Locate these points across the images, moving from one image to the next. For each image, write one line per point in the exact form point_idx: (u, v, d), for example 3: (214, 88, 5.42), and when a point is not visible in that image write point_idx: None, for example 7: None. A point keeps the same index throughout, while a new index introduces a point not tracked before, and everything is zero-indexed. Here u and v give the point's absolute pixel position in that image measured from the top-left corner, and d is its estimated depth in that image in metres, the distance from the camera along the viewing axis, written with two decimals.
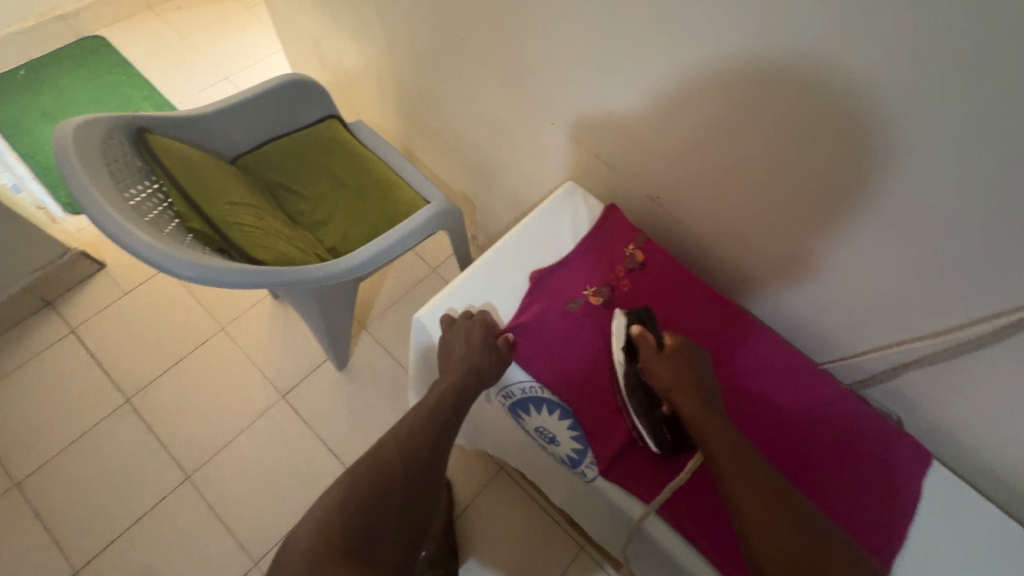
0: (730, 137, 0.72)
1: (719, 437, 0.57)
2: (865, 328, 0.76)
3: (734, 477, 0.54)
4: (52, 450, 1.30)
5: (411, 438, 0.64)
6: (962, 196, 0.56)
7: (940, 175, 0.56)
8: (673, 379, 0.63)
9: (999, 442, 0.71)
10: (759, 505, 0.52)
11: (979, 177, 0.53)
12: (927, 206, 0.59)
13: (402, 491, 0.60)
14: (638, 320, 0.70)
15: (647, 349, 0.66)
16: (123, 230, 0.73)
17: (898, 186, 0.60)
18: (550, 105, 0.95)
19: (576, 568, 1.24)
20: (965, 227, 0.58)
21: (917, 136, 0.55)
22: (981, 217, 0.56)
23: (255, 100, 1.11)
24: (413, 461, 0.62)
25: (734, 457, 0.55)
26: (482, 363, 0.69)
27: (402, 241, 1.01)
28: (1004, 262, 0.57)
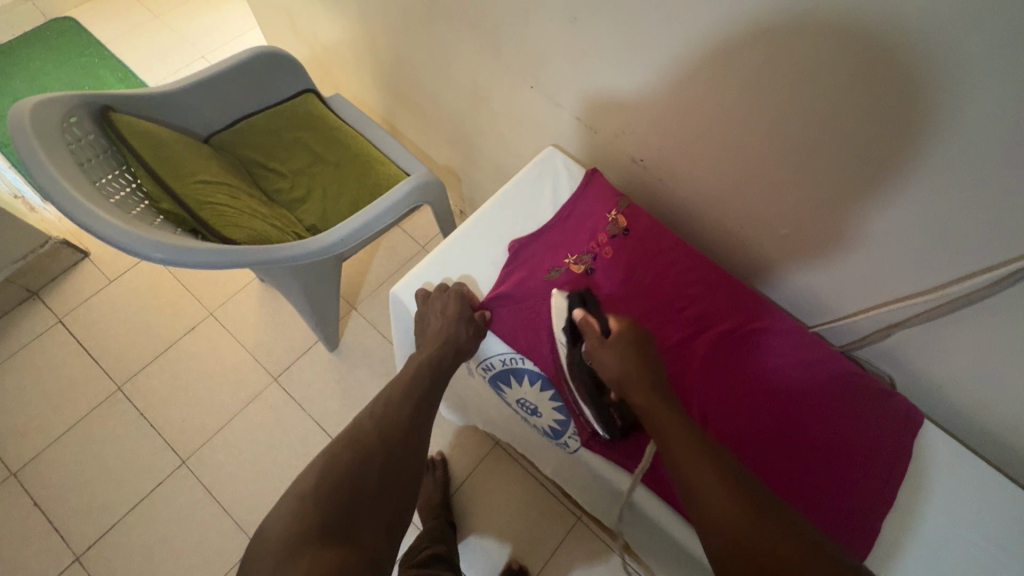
0: (716, 89, 0.68)
1: (669, 429, 0.55)
2: (856, 289, 0.74)
3: (690, 468, 0.52)
4: (46, 439, 1.30)
5: (388, 416, 0.63)
6: (961, 141, 0.53)
7: (939, 115, 0.53)
8: (623, 366, 0.59)
9: (988, 397, 0.70)
10: (714, 493, 0.50)
11: (980, 117, 0.50)
12: (926, 151, 0.56)
13: (380, 469, 0.58)
14: (580, 303, 0.66)
15: (591, 337, 0.63)
16: (86, 212, 0.71)
17: (893, 132, 0.57)
18: (528, 67, 0.91)
19: (572, 537, 1.25)
20: (964, 174, 0.55)
21: (917, 74, 0.51)
22: (982, 162, 0.53)
23: (226, 75, 1.07)
24: (391, 438, 0.61)
25: (685, 447, 0.53)
26: (460, 333, 0.69)
27: (382, 216, 0.97)
28: (1004, 206, 0.54)
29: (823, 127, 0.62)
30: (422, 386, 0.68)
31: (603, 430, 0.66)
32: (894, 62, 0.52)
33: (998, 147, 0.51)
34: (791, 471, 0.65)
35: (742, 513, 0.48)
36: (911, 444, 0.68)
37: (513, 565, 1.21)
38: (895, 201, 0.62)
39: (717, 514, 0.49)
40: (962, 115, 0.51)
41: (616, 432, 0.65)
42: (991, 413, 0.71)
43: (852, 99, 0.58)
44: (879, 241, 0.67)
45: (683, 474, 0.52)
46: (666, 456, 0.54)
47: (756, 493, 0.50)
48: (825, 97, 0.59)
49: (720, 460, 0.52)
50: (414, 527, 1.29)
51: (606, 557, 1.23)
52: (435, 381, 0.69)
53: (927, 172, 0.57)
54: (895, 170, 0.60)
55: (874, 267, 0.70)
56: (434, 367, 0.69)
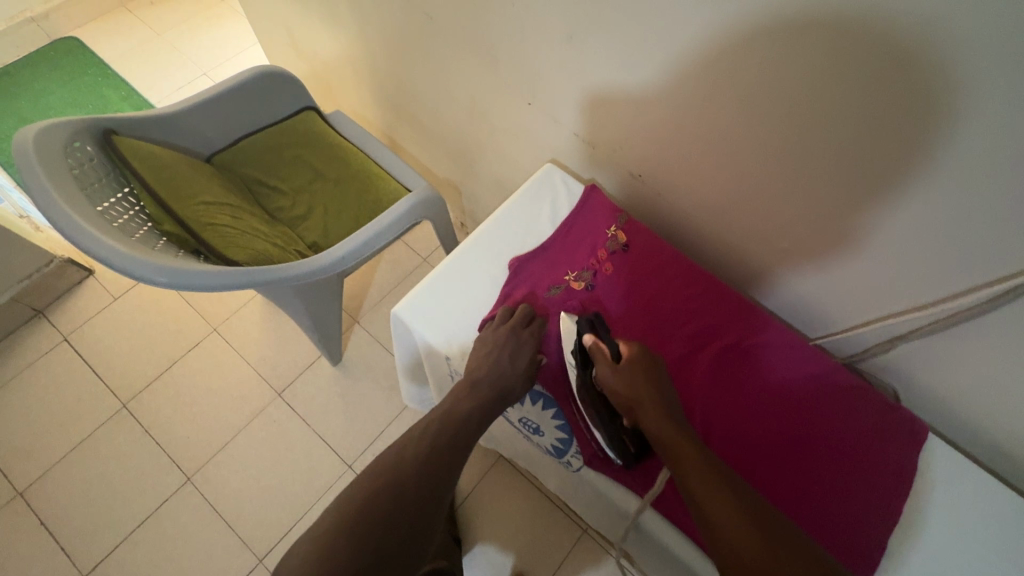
0: (717, 106, 0.69)
1: (682, 455, 0.54)
2: (857, 301, 0.74)
3: (704, 495, 0.51)
4: (52, 458, 1.30)
5: (425, 460, 0.60)
6: (965, 155, 0.53)
7: (942, 129, 0.53)
8: (631, 391, 0.60)
9: (995, 410, 0.69)
10: (727, 519, 0.49)
11: (983, 132, 0.50)
12: (929, 166, 0.56)
13: (411, 518, 0.56)
14: (589, 327, 0.67)
15: (602, 362, 0.63)
16: (90, 238, 0.72)
17: (896, 147, 0.57)
18: (526, 84, 0.91)
19: (578, 551, 1.25)
20: (968, 188, 0.55)
21: (918, 88, 0.52)
22: (987, 177, 0.53)
23: (227, 95, 1.08)
24: (426, 485, 0.58)
25: (697, 474, 0.52)
26: (508, 381, 0.66)
27: (382, 233, 0.98)
28: (1006, 217, 0.54)
29: (823, 142, 0.62)
30: (457, 429, 0.63)
31: (618, 458, 0.65)
32: (895, 79, 0.52)
33: (1002, 162, 0.51)
34: (796, 488, 0.64)
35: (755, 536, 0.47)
36: (918, 459, 0.68)
37: None
38: (898, 215, 0.62)
39: (733, 544, 0.47)
40: (967, 129, 0.51)
41: (631, 460, 0.64)
42: (997, 426, 0.71)
43: (854, 114, 0.58)
44: (882, 255, 0.67)
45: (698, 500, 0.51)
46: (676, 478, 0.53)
47: (772, 521, 0.49)
48: (826, 113, 0.60)
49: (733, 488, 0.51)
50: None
51: (610, 570, 1.23)
52: (472, 428, 0.64)
53: (931, 186, 0.57)
54: (897, 184, 0.60)
55: (876, 279, 0.70)
56: (480, 414, 0.64)
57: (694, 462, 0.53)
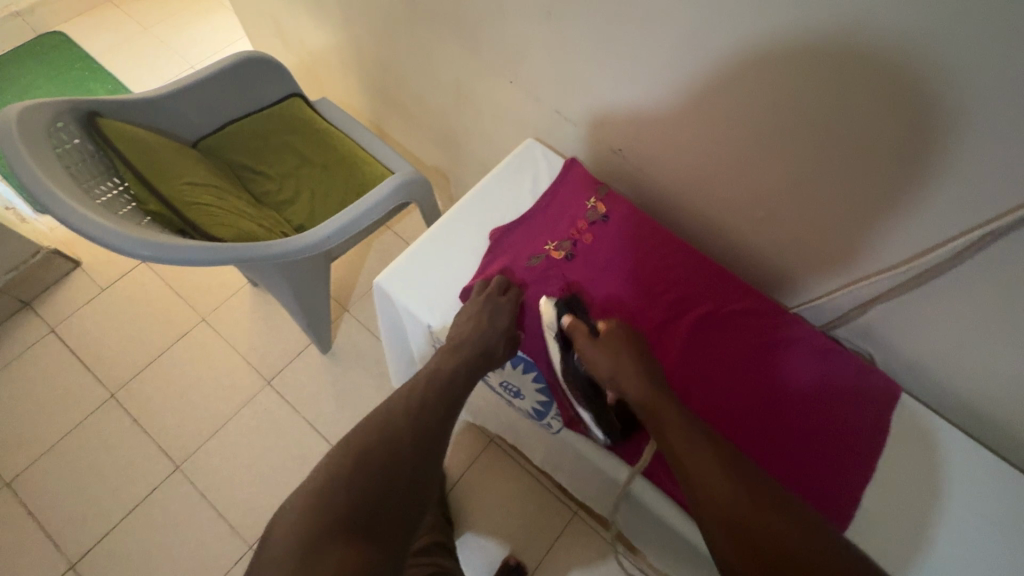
0: (689, 74, 0.70)
1: (666, 422, 0.56)
2: (831, 266, 0.75)
3: (683, 455, 0.54)
4: (40, 448, 1.30)
5: (414, 423, 0.62)
6: (920, 113, 0.54)
7: (899, 89, 0.54)
8: (613, 365, 0.62)
9: (965, 370, 0.71)
10: (716, 481, 0.51)
11: (936, 88, 0.51)
12: (888, 126, 0.57)
13: (406, 481, 0.58)
14: (566, 309, 0.69)
15: (581, 338, 0.65)
16: (72, 212, 0.72)
17: (858, 109, 0.58)
18: (507, 63, 0.93)
19: (568, 532, 1.26)
20: (926, 147, 0.56)
21: (876, 49, 0.53)
22: (942, 135, 0.54)
23: (212, 80, 1.09)
24: (418, 447, 0.60)
25: (684, 441, 0.55)
26: (488, 343, 0.68)
27: (368, 214, 0.98)
28: (965, 175, 0.55)
29: (789, 109, 0.64)
30: (442, 388, 0.66)
31: (603, 436, 0.66)
32: (855, 38, 0.53)
33: (955, 119, 0.52)
34: (769, 448, 0.66)
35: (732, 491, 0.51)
36: (889, 417, 0.69)
37: (510, 561, 1.21)
38: (861, 178, 0.63)
39: (720, 504, 0.50)
40: (923, 87, 0.52)
41: (618, 438, 0.66)
42: (967, 386, 0.72)
43: (815, 78, 0.59)
44: (849, 219, 0.68)
45: (678, 460, 0.54)
46: (660, 444, 0.56)
47: (753, 481, 0.51)
48: (789, 78, 0.61)
49: (717, 451, 0.54)
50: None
51: (602, 551, 1.23)
52: (455, 387, 0.66)
53: (891, 148, 0.58)
54: (860, 148, 0.61)
55: (847, 244, 0.71)
56: (460, 373, 0.67)
57: (678, 431, 0.55)
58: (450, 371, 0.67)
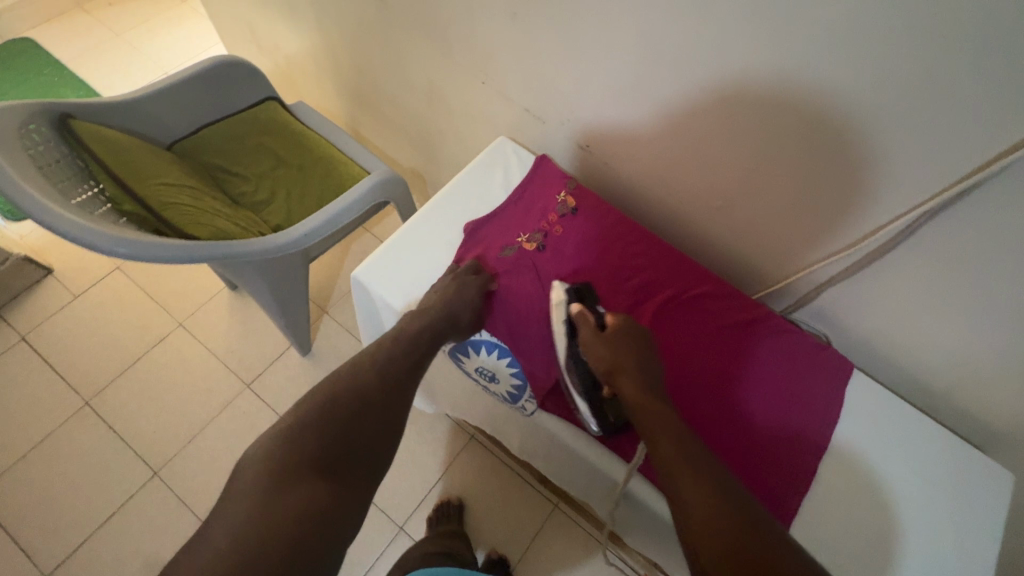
0: (650, 70, 0.74)
1: (655, 422, 0.56)
2: (785, 253, 0.80)
3: (670, 460, 0.53)
4: (11, 458, 1.27)
5: (382, 382, 0.64)
6: (853, 101, 0.59)
7: (839, 80, 0.58)
8: (610, 355, 0.63)
9: (913, 346, 0.76)
10: (695, 482, 0.50)
11: (865, 79, 0.56)
12: (833, 114, 0.61)
13: (368, 424, 0.61)
14: (577, 297, 0.71)
15: (587, 329, 0.67)
16: (47, 212, 0.73)
17: (805, 99, 0.62)
18: (479, 64, 0.96)
19: (550, 525, 1.28)
20: (865, 134, 0.60)
21: (815, 43, 0.57)
22: (874, 121, 0.59)
23: (186, 83, 1.09)
24: (379, 402, 0.63)
25: (671, 445, 0.54)
26: (456, 311, 0.70)
27: (344, 213, 1.00)
28: (905, 158, 0.59)
29: (739, 102, 0.68)
30: (406, 349, 0.68)
31: (597, 428, 0.67)
32: (791, 35, 0.58)
33: (884, 107, 0.57)
34: (731, 427, 0.69)
35: (713, 503, 0.48)
36: (844, 393, 0.73)
37: (493, 555, 1.23)
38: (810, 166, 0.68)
39: (698, 511, 0.48)
40: (855, 76, 0.57)
41: (613, 430, 0.67)
42: (915, 361, 0.77)
43: (760, 72, 0.63)
44: (799, 206, 0.73)
45: (663, 464, 0.53)
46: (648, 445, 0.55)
47: (737, 494, 0.50)
48: (738, 72, 0.65)
49: (703, 459, 0.53)
50: (409, 536, 1.27)
51: (583, 543, 1.26)
52: (422, 351, 0.68)
53: (833, 136, 0.63)
54: (809, 136, 0.65)
55: (801, 231, 0.75)
56: (428, 336, 0.68)
57: (666, 433, 0.55)
58: (417, 334, 0.68)
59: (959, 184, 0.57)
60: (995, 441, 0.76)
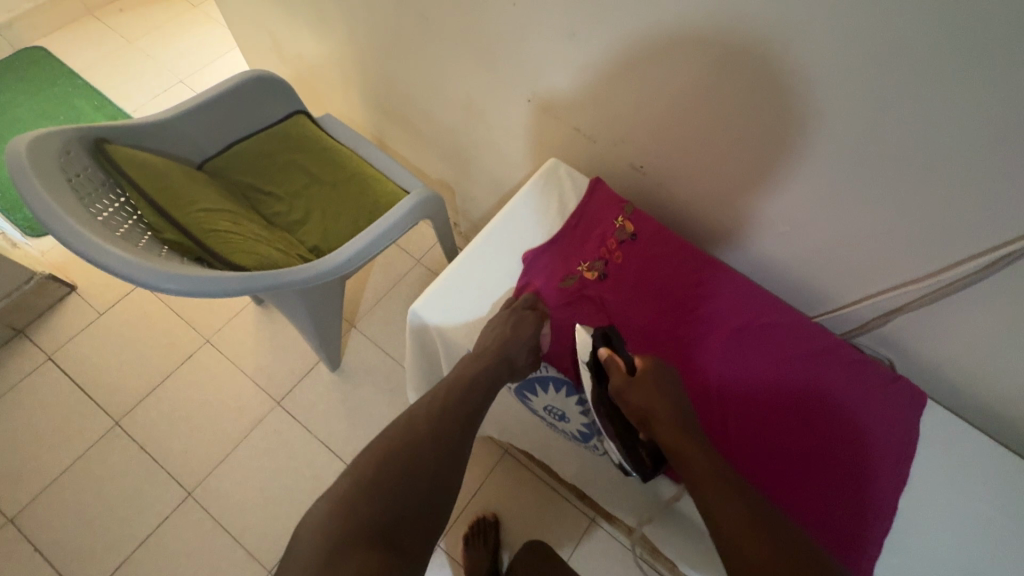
0: (714, 96, 0.71)
1: (695, 465, 0.56)
2: (853, 278, 0.78)
3: (721, 513, 0.52)
4: (43, 481, 1.26)
5: (442, 431, 0.64)
6: (943, 140, 0.57)
7: (935, 113, 0.56)
8: (645, 404, 0.61)
9: (984, 373, 0.74)
10: (736, 524, 0.51)
11: (958, 118, 0.55)
12: (924, 146, 0.59)
13: (426, 489, 0.59)
14: (604, 341, 0.68)
15: (617, 375, 0.65)
16: (95, 248, 0.70)
17: (891, 130, 0.60)
18: (524, 81, 0.93)
19: (588, 541, 1.27)
20: (949, 170, 0.59)
21: (910, 76, 0.54)
22: (963, 159, 0.57)
23: (216, 101, 1.07)
24: (441, 455, 0.62)
25: (712, 489, 0.54)
26: (513, 350, 0.69)
27: (384, 235, 0.98)
28: (1005, 189, 0.57)
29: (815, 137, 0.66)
30: (467, 393, 0.67)
31: (632, 471, 0.66)
32: (881, 75, 0.56)
33: (976, 146, 0.55)
34: (807, 465, 0.68)
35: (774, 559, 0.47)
36: (918, 426, 0.71)
37: None
38: (888, 201, 0.66)
39: (746, 554, 0.48)
40: (949, 116, 0.55)
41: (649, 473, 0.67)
42: (985, 389, 0.76)
43: (842, 108, 0.61)
44: (871, 235, 0.71)
45: (715, 518, 0.52)
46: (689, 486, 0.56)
47: (796, 548, 0.49)
48: (818, 108, 0.63)
49: (743, 496, 0.53)
50: (446, 553, 1.26)
51: (624, 559, 1.25)
52: (481, 394, 0.68)
53: (917, 173, 0.61)
54: (892, 166, 0.63)
55: (872, 258, 0.73)
56: (486, 378, 0.68)
57: (711, 483, 0.54)
58: (476, 377, 0.68)
59: None
60: None
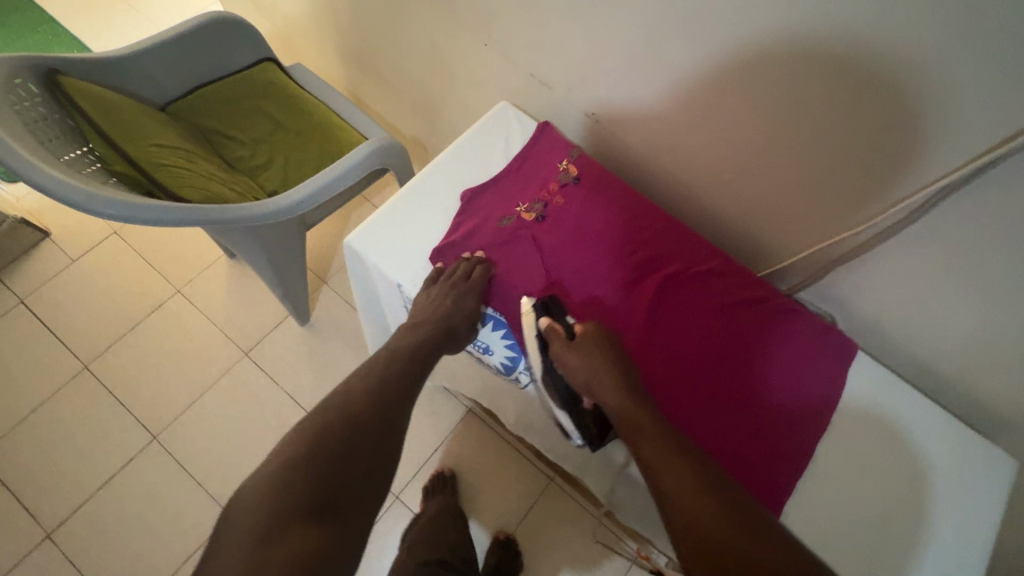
0: (667, 25, 0.70)
1: (642, 432, 0.55)
2: (798, 228, 0.78)
3: (662, 477, 0.51)
4: (13, 420, 1.29)
5: (379, 391, 0.64)
6: (869, 62, 0.57)
7: (876, 30, 0.55)
8: (588, 373, 0.62)
9: (918, 327, 0.74)
10: (684, 491, 0.49)
11: (881, 36, 0.55)
12: (862, 68, 0.58)
13: (371, 458, 0.57)
14: (544, 311, 0.69)
15: (558, 341, 0.66)
16: (30, 167, 0.70)
17: (833, 55, 0.59)
18: (483, 24, 0.92)
19: (546, 499, 1.28)
20: (880, 96, 0.59)
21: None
22: (892, 84, 0.57)
23: (179, 41, 1.06)
24: (384, 413, 0.62)
25: (656, 450, 0.53)
26: (451, 314, 0.69)
27: (339, 180, 0.97)
28: (937, 120, 0.56)
29: (757, 69, 0.66)
30: (407, 359, 0.68)
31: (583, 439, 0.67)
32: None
33: (902, 69, 0.55)
34: (729, 401, 0.69)
35: (713, 518, 0.47)
36: (845, 374, 0.73)
37: (500, 536, 1.24)
38: (827, 135, 0.66)
39: (687, 517, 0.48)
40: (880, 36, 0.55)
41: (597, 441, 0.67)
42: (919, 344, 0.76)
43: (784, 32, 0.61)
44: (813, 177, 0.71)
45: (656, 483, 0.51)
46: (632, 451, 0.55)
47: (732, 500, 0.48)
48: (760, 34, 0.63)
49: (690, 459, 0.52)
50: (403, 504, 1.28)
51: (579, 518, 1.27)
52: (420, 361, 0.68)
53: (853, 101, 0.61)
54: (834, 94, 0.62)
55: (814, 205, 0.74)
56: (427, 345, 0.69)
57: (654, 443, 0.54)
58: (417, 347, 0.69)
59: (992, 151, 0.54)
60: (996, 426, 0.75)
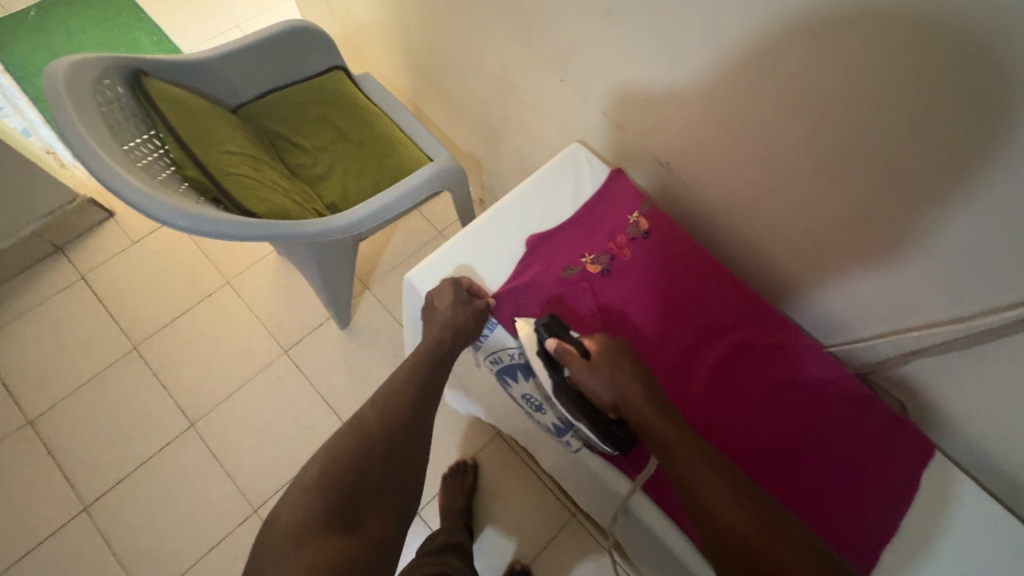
0: (760, 96, 0.66)
1: (676, 447, 0.57)
2: (879, 312, 0.73)
3: (704, 489, 0.54)
4: (62, 391, 1.34)
5: (392, 420, 0.65)
6: (973, 178, 0.54)
7: (1004, 144, 0.50)
8: (612, 385, 0.62)
9: (1003, 433, 0.69)
10: (721, 501, 0.53)
11: (992, 160, 0.52)
12: (981, 176, 0.53)
13: (381, 467, 0.62)
14: (550, 332, 0.68)
15: (573, 362, 0.65)
16: (111, 172, 0.72)
17: (945, 158, 0.55)
18: (560, 61, 0.90)
19: (565, 534, 1.26)
20: (983, 216, 0.56)
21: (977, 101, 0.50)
22: (1004, 208, 0.53)
23: (257, 47, 1.07)
24: (390, 440, 0.64)
25: (690, 464, 0.56)
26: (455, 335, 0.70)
27: (399, 200, 0.97)
28: None
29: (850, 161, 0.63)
30: (416, 381, 0.70)
31: (611, 448, 0.67)
32: (918, 102, 0.53)
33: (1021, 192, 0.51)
34: (794, 486, 0.65)
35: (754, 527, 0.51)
36: (920, 475, 0.67)
37: (516, 566, 1.21)
38: (922, 239, 0.62)
39: (726, 525, 0.52)
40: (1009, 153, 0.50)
41: (624, 446, 0.67)
42: (1000, 447, 0.71)
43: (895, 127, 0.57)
44: (906, 267, 0.66)
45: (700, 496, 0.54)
46: (664, 460, 0.57)
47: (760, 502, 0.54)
48: (865, 125, 0.59)
49: (730, 475, 0.55)
50: (423, 522, 1.28)
51: (598, 558, 1.23)
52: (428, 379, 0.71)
53: (955, 214, 0.58)
54: (945, 196, 0.57)
55: (902, 293, 0.69)
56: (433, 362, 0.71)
57: (691, 456, 0.56)
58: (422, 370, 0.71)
59: None
60: None
